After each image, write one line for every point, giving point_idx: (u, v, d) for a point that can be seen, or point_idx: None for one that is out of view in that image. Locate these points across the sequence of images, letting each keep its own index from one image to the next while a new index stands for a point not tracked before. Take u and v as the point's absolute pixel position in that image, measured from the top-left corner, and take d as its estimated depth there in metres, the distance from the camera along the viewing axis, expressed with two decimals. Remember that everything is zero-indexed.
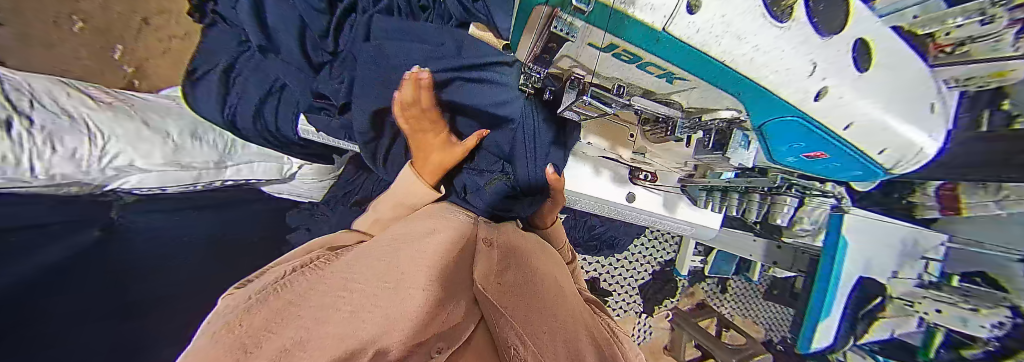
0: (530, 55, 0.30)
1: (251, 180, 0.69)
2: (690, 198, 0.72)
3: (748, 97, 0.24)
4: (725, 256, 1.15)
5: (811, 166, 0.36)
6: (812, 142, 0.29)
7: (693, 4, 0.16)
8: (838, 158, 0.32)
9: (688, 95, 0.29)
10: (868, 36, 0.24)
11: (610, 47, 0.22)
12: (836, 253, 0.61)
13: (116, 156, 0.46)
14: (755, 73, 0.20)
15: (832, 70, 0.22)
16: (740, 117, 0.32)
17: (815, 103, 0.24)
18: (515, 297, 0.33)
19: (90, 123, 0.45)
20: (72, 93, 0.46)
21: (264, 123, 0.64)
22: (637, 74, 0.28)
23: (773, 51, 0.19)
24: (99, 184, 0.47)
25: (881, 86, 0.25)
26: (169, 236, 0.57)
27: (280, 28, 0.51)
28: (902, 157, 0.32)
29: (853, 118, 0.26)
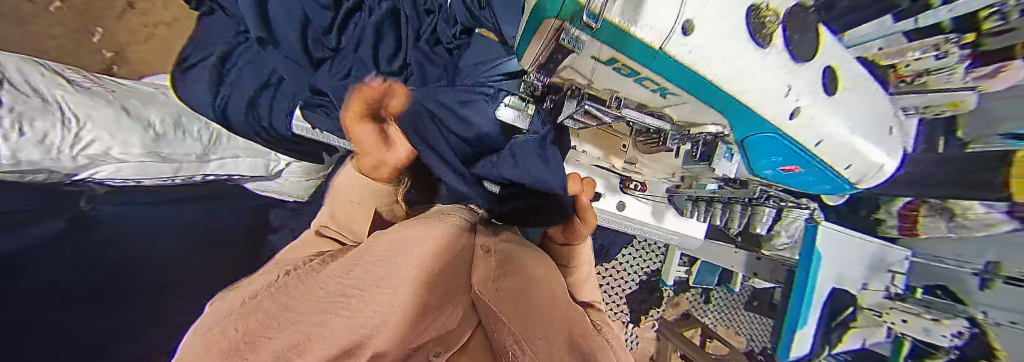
0: (536, 64, 0.32)
1: (236, 177, 0.67)
2: (676, 207, 0.74)
3: (731, 114, 0.26)
4: (708, 267, 1.19)
5: (788, 181, 0.38)
6: (788, 157, 0.31)
7: (688, 26, 0.19)
8: (806, 170, 0.33)
9: (680, 109, 0.31)
10: (833, 64, 0.27)
11: (610, 61, 0.23)
12: (811, 266, 0.64)
13: (90, 143, 0.44)
14: (740, 91, 0.22)
15: (802, 92, 0.25)
16: (726, 132, 0.34)
17: (789, 122, 0.26)
18: (514, 302, 0.30)
19: (66, 106, 0.43)
20: (49, 76, 0.44)
21: (257, 116, 0.63)
22: (633, 88, 0.29)
23: (753, 71, 0.21)
24: (70, 173, 0.44)
25: (846, 107, 0.28)
26: (140, 229, 0.53)
27: (282, 20, 0.50)
28: (866, 174, 0.35)
29: (823, 136, 0.29)
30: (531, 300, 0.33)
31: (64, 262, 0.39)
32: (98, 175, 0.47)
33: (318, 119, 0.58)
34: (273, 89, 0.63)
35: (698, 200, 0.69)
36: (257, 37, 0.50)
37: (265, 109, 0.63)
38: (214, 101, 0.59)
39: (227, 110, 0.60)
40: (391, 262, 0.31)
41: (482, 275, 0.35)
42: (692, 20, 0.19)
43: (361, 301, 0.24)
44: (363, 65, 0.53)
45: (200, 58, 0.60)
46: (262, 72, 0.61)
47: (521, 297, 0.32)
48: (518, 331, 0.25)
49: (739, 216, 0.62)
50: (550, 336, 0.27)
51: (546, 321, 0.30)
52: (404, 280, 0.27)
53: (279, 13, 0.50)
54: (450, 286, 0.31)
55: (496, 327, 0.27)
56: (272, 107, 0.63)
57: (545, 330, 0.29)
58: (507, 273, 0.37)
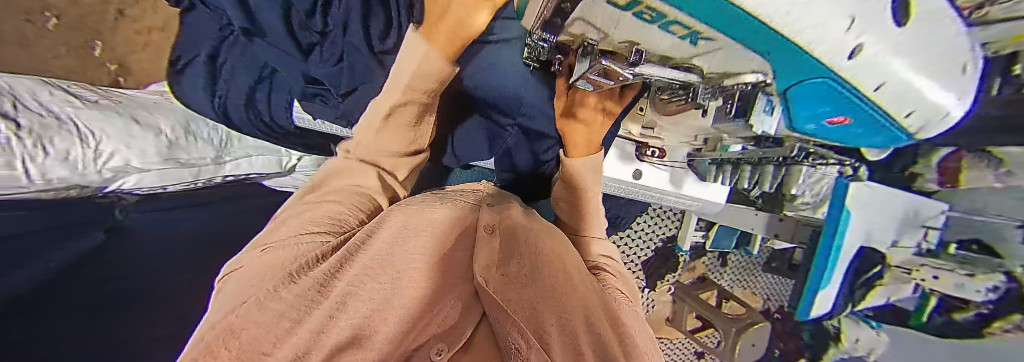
0: (540, 20, 0.29)
1: (254, 175, 0.68)
2: (697, 174, 0.70)
3: (775, 54, 0.22)
4: (726, 231, 1.16)
5: (830, 133, 0.35)
6: (837, 106, 0.28)
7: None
8: (860, 122, 0.30)
9: (711, 58, 0.27)
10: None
11: (630, 4, 0.20)
12: (839, 226, 0.61)
13: (111, 156, 0.45)
14: (790, 28, 0.18)
15: (873, 25, 0.19)
16: (766, 81, 0.30)
17: (847, 62, 0.22)
18: (517, 289, 0.32)
19: (78, 122, 0.44)
20: (55, 92, 0.45)
21: (257, 111, 0.62)
22: (656, 38, 0.25)
23: (815, 3, 0.16)
24: (99, 186, 0.46)
25: (930, 38, 0.22)
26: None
27: (265, 7, 0.47)
28: (928, 119, 0.30)
29: (886, 77, 0.24)
30: (537, 286, 0.34)
31: None
32: (127, 185, 0.50)
33: (317, 108, 0.60)
34: (268, 82, 0.59)
35: (722, 163, 0.63)
36: (243, 28, 0.49)
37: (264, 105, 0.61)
38: (213, 101, 0.57)
39: (227, 108, 0.59)
40: (386, 262, 0.32)
41: (484, 259, 0.34)
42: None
43: (353, 301, 0.28)
44: (356, 50, 0.50)
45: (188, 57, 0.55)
46: (255, 67, 0.56)
47: (527, 285, 0.33)
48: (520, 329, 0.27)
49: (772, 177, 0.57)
50: (561, 322, 0.30)
51: (553, 311, 0.31)
52: (405, 274, 0.31)
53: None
54: (448, 280, 0.33)
55: (496, 321, 0.30)
56: (271, 103, 0.62)
57: (551, 319, 0.30)
58: (511, 256, 0.36)
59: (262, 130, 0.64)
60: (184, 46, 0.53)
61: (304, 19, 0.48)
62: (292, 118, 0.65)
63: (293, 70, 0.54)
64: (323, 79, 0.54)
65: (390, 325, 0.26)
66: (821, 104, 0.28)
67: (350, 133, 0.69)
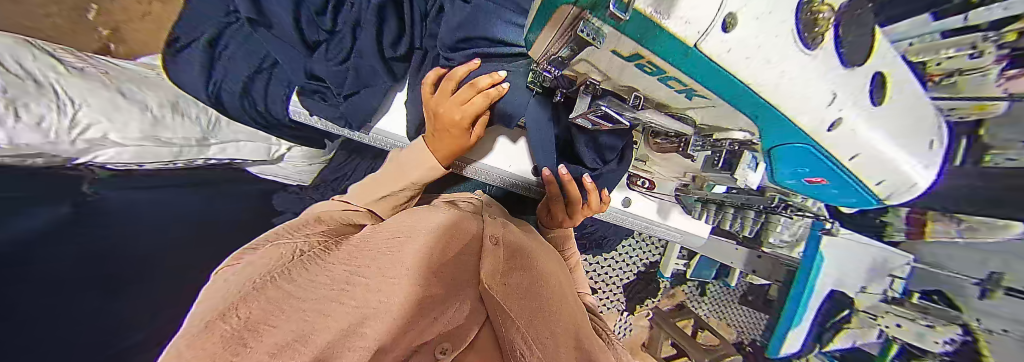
0: (545, 58, 0.32)
1: (238, 161, 0.67)
2: (683, 206, 0.72)
3: (762, 119, 0.25)
4: (707, 261, 1.19)
5: (810, 190, 0.36)
6: (817, 170, 0.30)
7: (729, 22, 0.16)
8: (838, 185, 0.32)
9: (704, 112, 0.29)
10: (884, 70, 0.24)
11: (633, 56, 0.22)
12: (812, 268, 0.64)
13: (89, 128, 0.44)
14: (778, 99, 0.21)
15: (848, 102, 0.22)
16: (753, 140, 0.32)
17: (827, 133, 0.24)
18: (518, 300, 0.34)
19: (60, 89, 0.41)
20: (37, 55, 0.42)
21: (252, 100, 0.59)
22: (657, 86, 0.27)
23: (799, 76, 0.19)
24: (69, 158, 0.44)
25: (891, 118, 0.26)
26: (152, 211, 0.55)
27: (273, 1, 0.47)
28: (897, 190, 0.32)
29: (860, 150, 0.27)
30: (534, 299, 0.36)
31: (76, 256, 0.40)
32: (100, 159, 0.47)
33: (316, 106, 0.58)
34: (266, 74, 0.57)
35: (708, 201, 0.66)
36: (249, 18, 0.48)
37: (260, 95, 0.58)
38: (206, 86, 0.54)
39: (222, 92, 0.56)
40: (377, 258, 0.34)
41: (489, 268, 0.36)
42: (735, 15, 0.15)
43: (362, 292, 0.29)
44: (364, 51, 0.49)
45: (188, 40, 0.52)
46: (255, 57, 0.55)
47: (522, 299, 0.35)
48: (521, 333, 0.31)
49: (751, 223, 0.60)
50: (552, 335, 0.33)
51: (543, 315, 0.35)
52: (407, 265, 0.33)
53: None
54: (454, 284, 0.35)
55: (502, 328, 0.32)
56: (267, 93, 0.58)
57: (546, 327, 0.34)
58: (510, 269, 0.38)
59: (257, 121, 0.62)
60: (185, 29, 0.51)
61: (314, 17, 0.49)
62: (289, 111, 0.61)
63: (295, 65, 0.53)
64: (323, 76, 0.53)
65: (393, 314, 0.27)
66: (802, 165, 0.30)
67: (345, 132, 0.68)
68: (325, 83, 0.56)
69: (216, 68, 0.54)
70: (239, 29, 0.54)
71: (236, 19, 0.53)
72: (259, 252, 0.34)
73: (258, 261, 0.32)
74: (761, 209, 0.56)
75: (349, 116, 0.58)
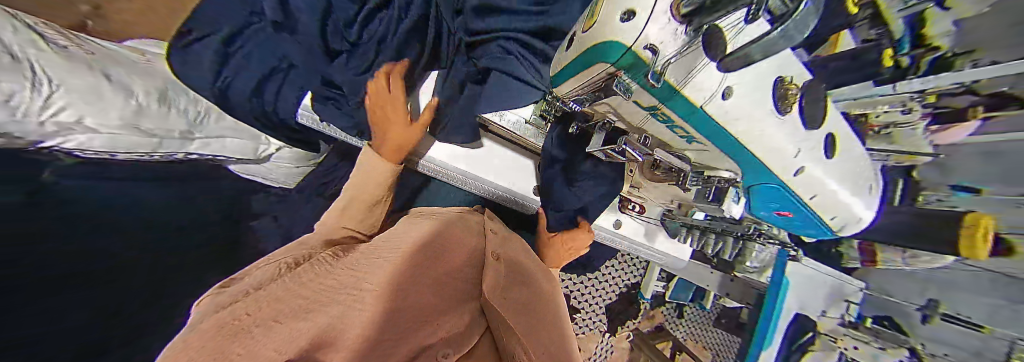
0: (574, 99, 0.41)
1: (221, 158, 0.65)
2: (667, 230, 0.77)
3: (743, 162, 0.31)
4: (684, 283, 1.24)
5: (785, 224, 0.41)
6: (784, 205, 0.34)
7: (728, 92, 0.25)
8: (801, 218, 0.37)
9: (699, 154, 0.35)
10: (835, 132, 0.31)
11: (651, 107, 0.30)
12: (780, 290, 0.68)
13: (62, 110, 0.40)
14: (750, 142, 0.28)
15: (806, 150, 0.29)
16: (736, 179, 0.36)
17: (793, 176, 0.31)
18: (518, 314, 0.37)
19: (42, 67, 0.37)
20: (19, 25, 0.38)
21: (261, 101, 0.58)
22: (664, 131, 0.34)
23: (764, 130, 0.27)
24: (34, 141, 0.39)
25: (839, 170, 0.32)
26: (126, 205, 0.50)
27: (304, 10, 0.48)
28: (848, 223, 0.38)
29: (817, 191, 0.33)
30: (528, 314, 0.39)
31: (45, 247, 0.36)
32: (67, 144, 0.43)
33: (329, 112, 0.59)
34: (282, 76, 0.56)
35: (692, 226, 0.71)
36: (275, 21, 0.49)
37: (272, 94, 0.58)
38: (215, 82, 0.52)
39: (231, 90, 0.54)
40: (388, 255, 0.36)
41: (492, 281, 0.39)
42: (731, 89, 0.25)
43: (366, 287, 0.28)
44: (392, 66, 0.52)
45: (200, 34, 0.50)
46: (272, 57, 0.54)
47: (519, 315, 0.37)
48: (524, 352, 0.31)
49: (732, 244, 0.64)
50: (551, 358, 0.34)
51: (535, 335, 0.37)
52: (414, 276, 0.32)
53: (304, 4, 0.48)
54: (446, 289, 0.34)
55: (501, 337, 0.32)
56: (279, 94, 0.58)
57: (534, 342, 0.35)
58: (509, 285, 0.41)
59: (257, 117, 0.61)
60: (201, 23, 0.49)
61: (344, 29, 0.51)
62: (297, 113, 0.63)
63: (314, 70, 0.54)
64: (340, 83, 0.54)
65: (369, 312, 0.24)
66: (773, 200, 0.35)
67: (347, 137, 0.70)
68: (340, 91, 0.58)
69: (228, 65, 0.52)
70: (260, 29, 0.52)
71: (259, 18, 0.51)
72: (253, 273, 0.34)
73: (259, 277, 0.32)
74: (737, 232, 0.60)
75: (357, 119, 0.59)
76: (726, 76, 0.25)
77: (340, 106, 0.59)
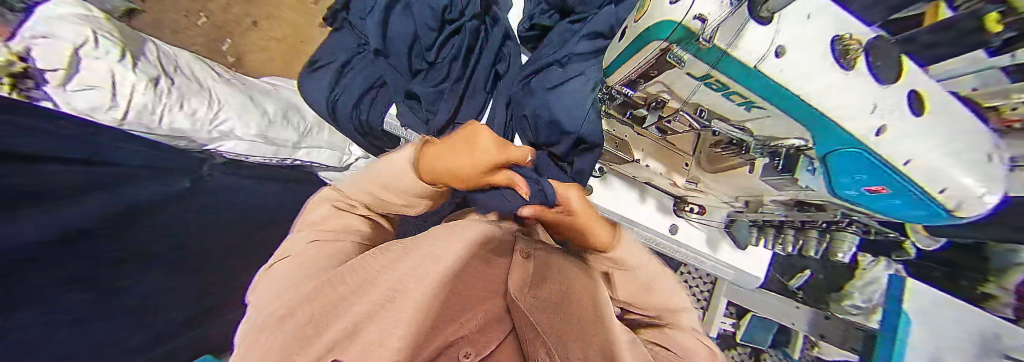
0: (625, 79, 0.41)
1: (315, 165, 0.75)
2: (736, 240, 0.65)
3: (814, 128, 0.26)
4: (761, 322, 1.04)
5: (872, 202, 0.31)
6: (873, 175, 0.27)
7: (781, 51, 0.22)
8: (900, 196, 0.28)
9: (762, 123, 0.32)
10: (921, 88, 0.24)
11: (705, 76, 0.28)
12: (895, 343, 0.53)
13: (224, 122, 0.55)
14: (826, 109, 0.23)
15: (889, 110, 0.23)
16: (808, 148, 0.31)
17: (877, 139, 0.24)
18: (552, 317, 0.28)
19: (212, 93, 0.55)
20: (205, 68, 0.59)
21: (360, 112, 0.69)
22: (718, 101, 0.32)
23: (845, 93, 0.22)
24: (202, 143, 0.54)
25: (936, 133, 0.24)
26: (230, 204, 0.60)
27: (396, 37, 0.66)
28: (963, 200, 0.26)
29: (911, 153, 0.24)
30: (559, 317, 0.29)
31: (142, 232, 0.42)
32: (221, 148, 0.57)
33: (410, 116, 0.67)
34: (377, 90, 0.71)
35: (766, 225, 0.60)
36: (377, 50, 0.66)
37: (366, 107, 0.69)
38: (330, 98, 0.68)
39: (337, 107, 0.69)
40: (399, 257, 0.33)
41: (517, 281, 0.32)
42: (784, 46, 0.22)
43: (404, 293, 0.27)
44: (458, 78, 0.67)
45: (325, 62, 0.72)
46: (371, 77, 0.71)
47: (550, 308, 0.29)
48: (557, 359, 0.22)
49: (816, 243, 0.55)
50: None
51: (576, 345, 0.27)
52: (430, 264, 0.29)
53: (397, 32, 0.66)
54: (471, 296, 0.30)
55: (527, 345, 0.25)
56: (372, 106, 0.70)
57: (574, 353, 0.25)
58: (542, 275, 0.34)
59: (358, 131, 0.71)
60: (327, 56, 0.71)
61: (425, 53, 0.67)
62: (384, 121, 0.70)
63: (400, 86, 0.68)
64: (419, 93, 0.67)
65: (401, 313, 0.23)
66: (857, 170, 0.27)
67: None
68: (417, 100, 0.69)
69: (340, 83, 0.70)
70: (364, 58, 0.72)
71: (364, 50, 0.73)
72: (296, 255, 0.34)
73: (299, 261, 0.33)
74: (822, 228, 0.50)
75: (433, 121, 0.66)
76: (778, 29, 0.22)
77: (415, 111, 0.68)
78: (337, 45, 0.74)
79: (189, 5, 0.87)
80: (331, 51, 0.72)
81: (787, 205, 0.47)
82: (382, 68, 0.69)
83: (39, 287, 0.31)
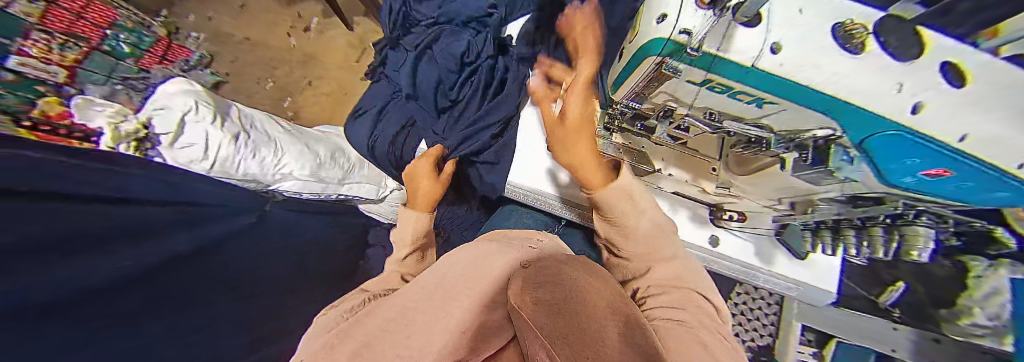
0: (630, 93, 0.43)
1: (356, 198, 0.82)
2: (790, 250, 0.58)
3: (837, 114, 0.26)
4: None
5: (943, 189, 0.28)
6: (931, 159, 0.24)
7: (777, 47, 0.24)
8: (969, 177, 0.24)
9: (779, 118, 0.32)
10: (953, 58, 0.21)
11: (705, 81, 0.30)
12: None
13: (284, 165, 0.64)
14: (841, 93, 0.24)
15: (922, 87, 0.22)
16: (838, 136, 0.30)
17: (914, 118, 0.23)
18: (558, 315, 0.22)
19: (276, 141, 0.65)
20: (273, 122, 0.70)
21: (397, 150, 0.77)
22: (728, 102, 0.33)
23: (856, 76, 0.23)
24: (266, 185, 0.63)
25: (1000, 101, 0.20)
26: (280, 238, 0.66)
27: (423, 80, 0.75)
28: None
29: (968, 129, 0.22)
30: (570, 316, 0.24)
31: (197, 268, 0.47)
32: (281, 188, 0.65)
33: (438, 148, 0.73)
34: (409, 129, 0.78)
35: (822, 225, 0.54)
36: (408, 94, 0.76)
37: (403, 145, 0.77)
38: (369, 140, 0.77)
39: (375, 148, 0.77)
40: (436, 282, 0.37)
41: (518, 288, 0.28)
42: (779, 43, 0.24)
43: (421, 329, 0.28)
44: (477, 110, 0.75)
45: (366, 109, 0.82)
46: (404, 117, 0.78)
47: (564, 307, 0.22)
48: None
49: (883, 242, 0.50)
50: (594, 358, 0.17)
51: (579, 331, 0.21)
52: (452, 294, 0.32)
53: (424, 77, 0.75)
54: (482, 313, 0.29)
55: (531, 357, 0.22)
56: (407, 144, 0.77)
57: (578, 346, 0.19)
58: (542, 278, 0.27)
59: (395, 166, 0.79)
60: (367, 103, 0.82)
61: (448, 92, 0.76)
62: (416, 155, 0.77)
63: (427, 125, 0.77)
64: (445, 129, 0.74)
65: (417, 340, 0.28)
66: (909, 154, 0.25)
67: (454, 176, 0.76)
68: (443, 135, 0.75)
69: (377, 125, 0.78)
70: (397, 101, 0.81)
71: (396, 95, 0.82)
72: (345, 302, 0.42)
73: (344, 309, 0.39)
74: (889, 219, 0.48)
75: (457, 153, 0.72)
76: (769, 29, 0.24)
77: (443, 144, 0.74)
78: (376, 93, 0.84)
79: (257, 74, 1.09)
80: (371, 99, 0.83)
81: (838, 202, 0.44)
82: (414, 110, 0.77)
83: (110, 314, 0.35)
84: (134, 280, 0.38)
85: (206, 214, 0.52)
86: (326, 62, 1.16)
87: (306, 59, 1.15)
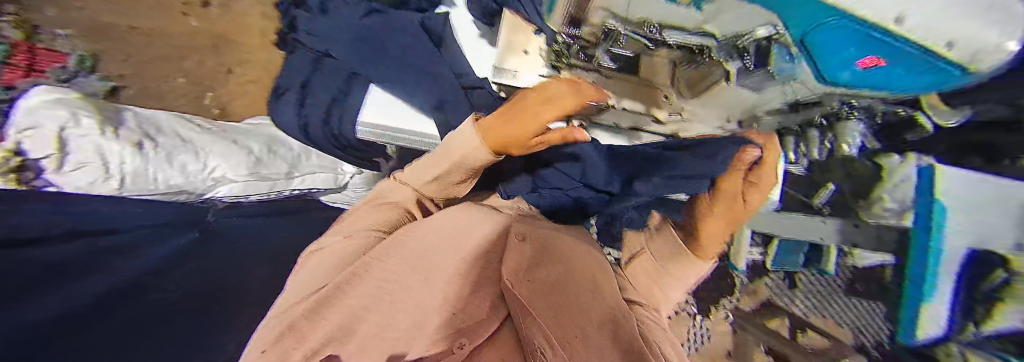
0: (568, 14, 0.47)
1: (315, 190, 0.77)
2: None
3: (780, 5, 0.26)
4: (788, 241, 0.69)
5: (884, 80, 0.27)
6: (866, 46, 0.24)
7: None
8: (900, 62, 0.24)
9: (716, 18, 0.34)
10: None
11: None
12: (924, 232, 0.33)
13: (214, 169, 0.58)
14: None
15: None
16: (777, 35, 0.30)
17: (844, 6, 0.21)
18: (548, 296, 0.26)
19: (197, 144, 0.58)
20: (185, 122, 0.61)
21: (329, 126, 0.66)
22: (658, 8, 0.37)
23: None
24: (201, 193, 0.58)
25: None
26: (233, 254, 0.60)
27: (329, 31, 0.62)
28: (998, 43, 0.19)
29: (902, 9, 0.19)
30: (564, 294, 0.27)
31: (137, 309, 0.41)
32: (219, 194, 0.60)
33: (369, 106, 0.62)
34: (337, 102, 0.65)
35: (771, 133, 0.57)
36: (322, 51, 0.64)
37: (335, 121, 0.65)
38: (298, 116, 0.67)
39: (308, 126, 0.67)
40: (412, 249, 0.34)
41: (513, 264, 0.31)
42: None
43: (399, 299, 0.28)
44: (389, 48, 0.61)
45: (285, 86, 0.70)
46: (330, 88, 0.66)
47: (552, 291, 0.27)
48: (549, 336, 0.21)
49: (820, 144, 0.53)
50: (582, 335, 0.22)
51: (574, 311, 0.25)
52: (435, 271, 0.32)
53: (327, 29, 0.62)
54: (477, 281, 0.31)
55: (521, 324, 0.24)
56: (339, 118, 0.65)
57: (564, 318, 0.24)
58: (541, 262, 0.32)
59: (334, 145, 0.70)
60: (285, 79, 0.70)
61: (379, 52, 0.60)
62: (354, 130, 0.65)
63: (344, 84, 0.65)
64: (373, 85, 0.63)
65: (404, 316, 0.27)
66: (846, 44, 0.25)
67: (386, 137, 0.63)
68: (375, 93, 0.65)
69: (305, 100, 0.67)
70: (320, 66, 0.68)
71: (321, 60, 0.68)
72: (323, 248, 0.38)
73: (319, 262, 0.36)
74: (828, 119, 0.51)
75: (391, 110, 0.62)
76: None
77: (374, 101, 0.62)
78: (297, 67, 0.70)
79: (161, 70, 0.87)
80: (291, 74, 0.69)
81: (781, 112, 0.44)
82: (343, 80, 0.65)
83: None
84: (46, 339, 0.32)
85: (122, 244, 0.49)
86: (242, 43, 0.97)
87: (216, 42, 0.94)
